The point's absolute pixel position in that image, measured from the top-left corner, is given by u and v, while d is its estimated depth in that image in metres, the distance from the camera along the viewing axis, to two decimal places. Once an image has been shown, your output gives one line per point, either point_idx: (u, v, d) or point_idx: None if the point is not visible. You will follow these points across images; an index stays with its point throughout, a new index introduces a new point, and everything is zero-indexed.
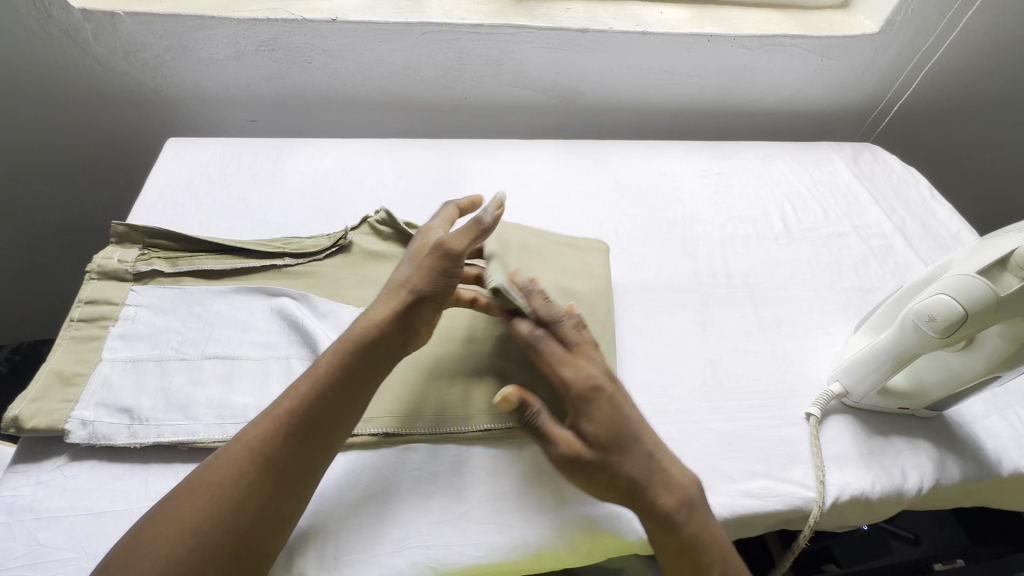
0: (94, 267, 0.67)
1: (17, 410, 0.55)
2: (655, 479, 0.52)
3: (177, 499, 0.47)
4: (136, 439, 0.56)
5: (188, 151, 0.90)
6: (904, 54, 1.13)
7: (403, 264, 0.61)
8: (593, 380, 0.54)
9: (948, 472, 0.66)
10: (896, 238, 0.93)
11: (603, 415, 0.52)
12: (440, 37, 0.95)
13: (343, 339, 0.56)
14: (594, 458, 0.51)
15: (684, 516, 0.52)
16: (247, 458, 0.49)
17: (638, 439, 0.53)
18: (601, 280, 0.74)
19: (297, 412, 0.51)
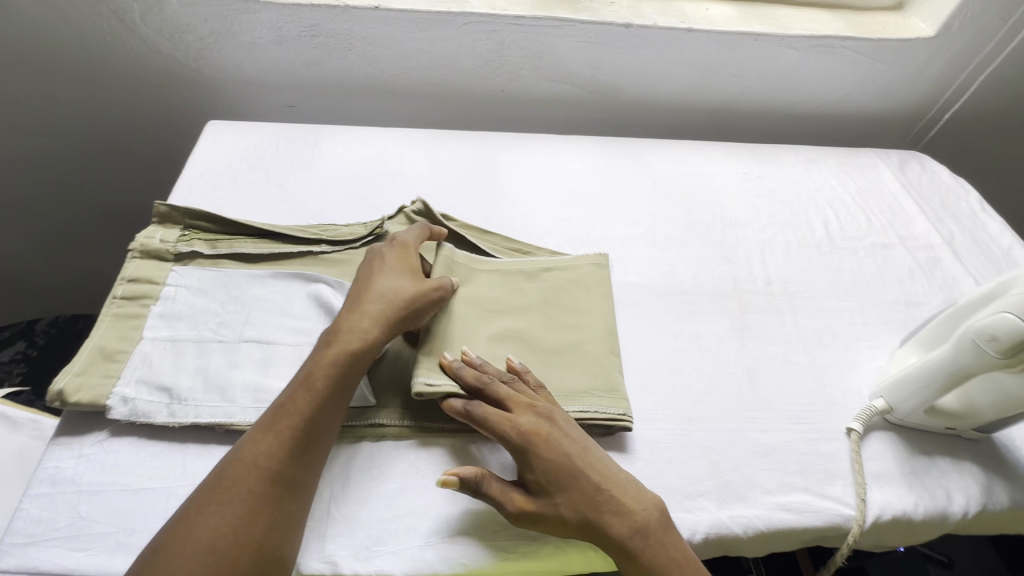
0: (136, 246, 0.67)
1: (61, 384, 0.56)
2: (606, 512, 0.51)
3: (189, 516, 0.46)
4: (175, 418, 0.57)
5: (228, 134, 0.91)
6: (958, 61, 1.09)
7: (389, 273, 0.60)
8: (527, 430, 0.53)
9: (995, 497, 0.63)
10: (945, 251, 0.90)
11: (541, 459, 0.52)
12: (481, 27, 0.94)
13: (335, 350, 0.54)
14: (540, 506, 0.51)
15: (640, 543, 0.50)
16: (256, 474, 0.48)
17: (580, 475, 0.52)
18: (597, 302, 0.71)
19: (296, 425, 0.51)
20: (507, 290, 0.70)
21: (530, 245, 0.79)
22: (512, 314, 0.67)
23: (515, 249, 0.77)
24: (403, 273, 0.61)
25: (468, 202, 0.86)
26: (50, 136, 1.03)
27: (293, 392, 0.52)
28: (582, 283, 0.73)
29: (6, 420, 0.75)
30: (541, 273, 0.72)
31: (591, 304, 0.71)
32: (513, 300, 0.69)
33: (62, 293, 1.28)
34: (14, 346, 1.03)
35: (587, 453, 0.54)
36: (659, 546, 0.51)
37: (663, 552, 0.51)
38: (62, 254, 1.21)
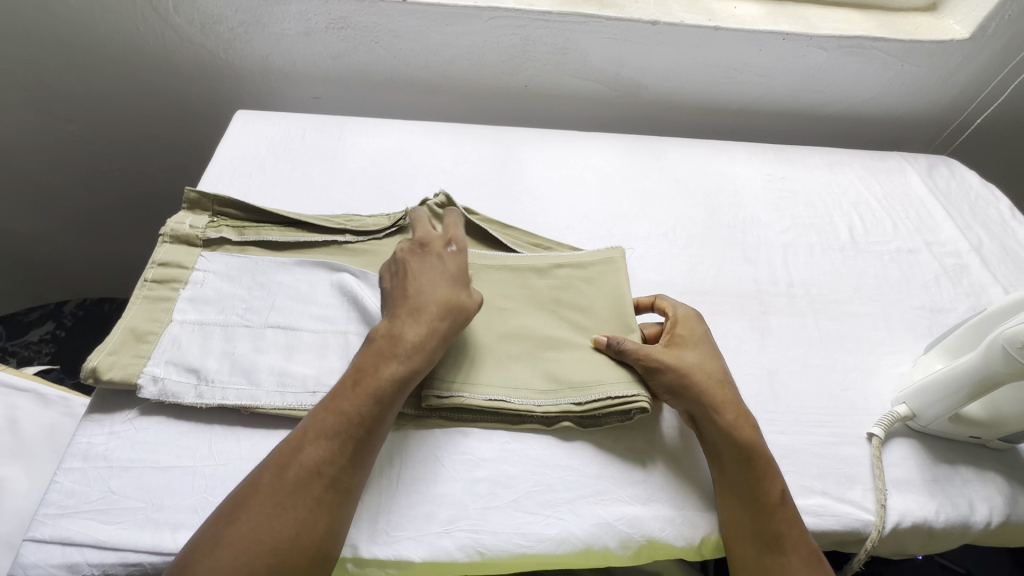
0: (167, 230, 0.69)
1: (95, 361, 0.58)
2: (725, 390, 0.59)
3: (254, 515, 0.47)
4: (202, 400, 0.58)
5: (256, 123, 0.92)
6: (992, 65, 1.07)
7: (447, 283, 0.59)
8: (688, 313, 0.66)
9: (1020, 508, 0.62)
10: (972, 257, 0.88)
11: (692, 328, 0.64)
12: (507, 22, 0.95)
13: (398, 359, 0.55)
14: (673, 351, 0.61)
15: (745, 429, 0.57)
16: (319, 482, 0.49)
17: (716, 358, 0.62)
18: (614, 290, 0.69)
19: (359, 435, 0.52)
20: (515, 286, 0.69)
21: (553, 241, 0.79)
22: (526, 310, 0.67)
23: (536, 245, 0.77)
24: (460, 285, 0.60)
25: (490, 195, 0.87)
26: (84, 123, 1.06)
27: (355, 400, 0.52)
28: (604, 276, 0.70)
29: (38, 396, 0.77)
30: (552, 266, 0.71)
31: (613, 296, 0.68)
32: (527, 297, 0.69)
33: (90, 276, 1.32)
34: (44, 327, 1.06)
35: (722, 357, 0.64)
36: (758, 441, 0.57)
37: (761, 447, 0.57)
38: (91, 238, 1.24)
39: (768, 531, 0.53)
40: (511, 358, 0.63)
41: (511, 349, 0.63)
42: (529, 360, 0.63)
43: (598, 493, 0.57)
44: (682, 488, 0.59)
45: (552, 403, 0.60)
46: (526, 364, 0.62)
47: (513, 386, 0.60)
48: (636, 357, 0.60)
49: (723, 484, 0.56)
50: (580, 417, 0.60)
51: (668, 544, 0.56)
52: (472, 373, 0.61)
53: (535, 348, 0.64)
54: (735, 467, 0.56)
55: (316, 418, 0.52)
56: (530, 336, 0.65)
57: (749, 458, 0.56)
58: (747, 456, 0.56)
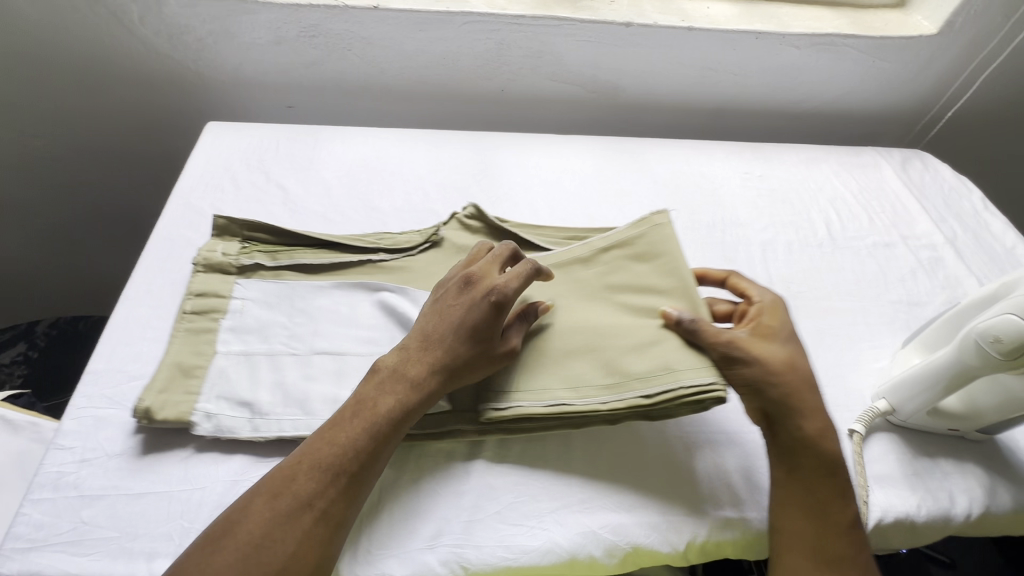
0: (200, 259, 0.68)
1: (147, 401, 0.56)
2: (812, 396, 0.57)
3: (240, 545, 0.45)
4: (259, 433, 0.56)
5: (228, 135, 0.91)
6: (962, 59, 1.09)
7: (459, 328, 0.55)
8: (774, 301, 0.63)
9: (999, 498, 0.63)
10: (947, 250, 0.90)
11: (779, 319, 0.61)
12: (480, 27, 0.94)
13: (395, 396, 0.53)
14: (758, 343, 0.58)
15: (827, 442, 0.56)
16: (310, 514, 0.47)
17: (803, 357, 0.59)
18: (669, 267, 0.65)
19: (351, 470, 0.50)
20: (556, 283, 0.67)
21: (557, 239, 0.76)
22: (578, 304, 0.65)
23: (568, 238, 0.75)
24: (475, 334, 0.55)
25: (469, 202, 0.86)
26: (53, 139, 1.04)
27: (350, 434, 0.51)
28: (655, 250, 0.67)
29: (5, 423, 0.74)
30: (597, 254, 0.68)
31: (669, 272, 0.65)
32: (576, 292, 0.66)
33: (63, 295, 1.28)
34: (15, 348, 1.03)
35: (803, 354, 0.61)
36: (838, 457, 0.56)
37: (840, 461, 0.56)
38: (64, 255, 1.21)
39: (831, 549, 0.53)
40: (568, 356, 0.60)
41: (570, 345, 0.60)
42: (588, 356, 0.59)
43: (584, 502, 0.57)
44: (667, 494, 0.58)
45: (617, 398, 0.56)
46: (586, 360, 0.59)
47: (575, 385, 0.57)
48: (717, 344, 0.57)
49: (794, 492, 0.55)
50: (647, 411, 0.57)
51: (654, 551, 0.56)
52: (526, 379, 0.58)
53: (594, 340, 0.60)
54: (814, 479, 0.55)
55: (311, 446, 0.50)
56: (586, 330, 0.61)
57: (827, 472, 0.55)
58: (828, 471, 0.55)
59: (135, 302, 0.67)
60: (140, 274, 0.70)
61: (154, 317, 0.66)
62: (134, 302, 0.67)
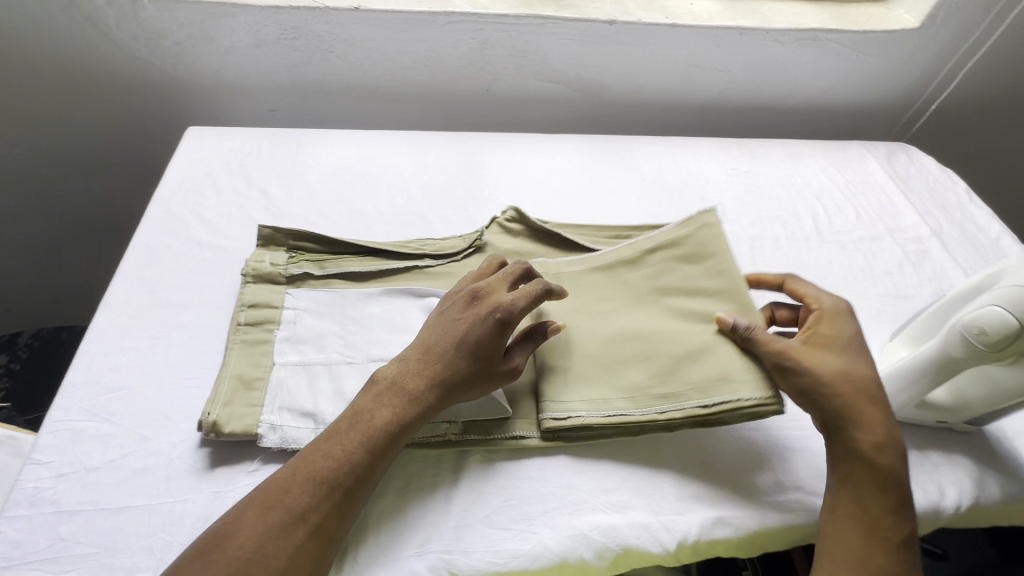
0: (249, 270, 0.68)
1: (214, 415, 0.56)
2: (873, 406, 0.55)
3: (229, 559, 0.44)
4: None
5: (208, 140, 0.89)
6: (944, 52, 1.09)
7: (461, 344, 0.55)
8: (838, 308, 0.61)
9: (989, 490, 0.63)
10: (933, 243, 0.90)
11: (840, 327, 0.60)
12: (463, 26, 0.94)
13: (393, 408, 0.53)
14: (814, 351, 0.57)
15: (883, 455, 0.54)
16: (303, 529, 0.46)
17: (869, 367, 0.57)
18: (719, 269, 0.66)
19: (346, 484, 0.49)
20: (600, 287, 0.68)
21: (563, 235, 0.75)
22: (627, 308, 0.66)
23: (612, 239, 0.76)
24: (476, 351, 0.55)
25: (456, 204, 0.85)
26: (32, 147, 1.02)
27: (347, 447, 0.50)
28: (706, 249, 0.68)
29: None
30: (644, 256, 0.69)
31: (719, 273, 0.66)
32: (622, 296, 0.67)
33: (46, 306, 1.26)
34: None
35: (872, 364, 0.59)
36: (898, 470, 0.54)
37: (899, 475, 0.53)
38: (45, 265, 1.19)
39: (878, 565, 0.50)
40: (624, 363, 0.61)
41: (623, 353, 0.62)
42: (642, 363, 0.61)
43: (574, 505, 0.56)
44: (656, 494, 0.58)
45: (674, 408, 0.58)
46: (641, 367, 0.60)
47: (632, 394, 0.59)
48: (769, 352, 0.57)
49: (844, 503, 0.54)
50: (703, 419, 0.58)
51: (645, 552, 0.55)
52: (583, 388, 0.59)
53: (649, 347, 0.62)
54: (869, 491, 0.53)
55: (306, 458, 0.50)
56: (638, 336, 0.63)
57: (882, 485, 0.53)
58: (884, 485, 0.53)
59: (115, 310, 0.66)
60: (119, 282, 0.69)
61: (135, 326, 0.65)
62: (113, 310, 0.66)
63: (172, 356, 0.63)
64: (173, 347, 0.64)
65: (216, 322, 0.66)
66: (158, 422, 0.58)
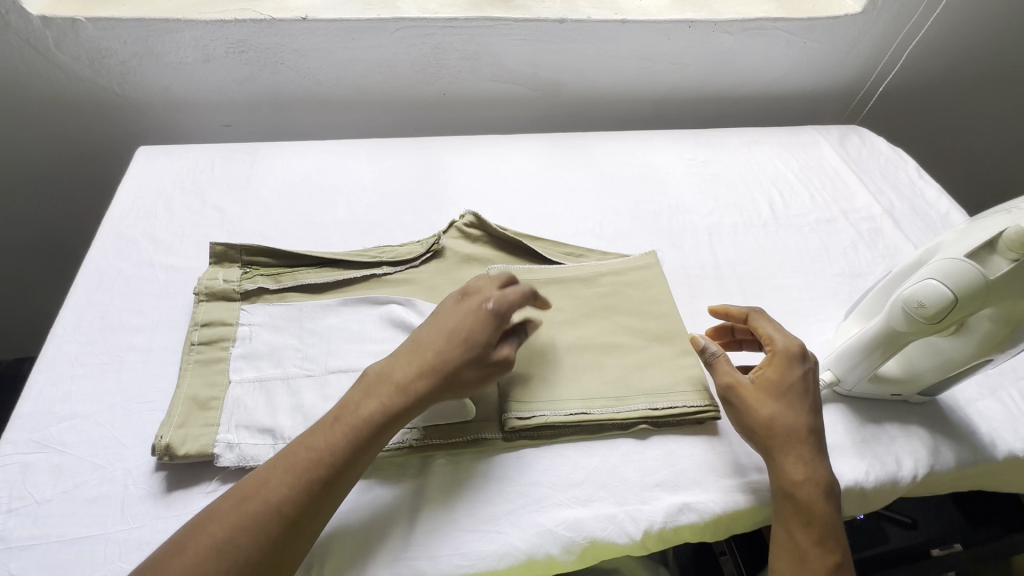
0: (202, 288, 0.67)
1: (167, 437, 0.55)
2: (800, 446, 0.57)
3: (203, 548, 0.44)
4: None
5: (160, 159, 0.88)
6: (887, 35, 1.13)
7: (447, 337, 0.55)
8: (790, 346, 0.61)
9: (943, 457, 0.65)
10: (885, 221, 0.92)
11: (788, 370, 0.60)
12: (414, 32, 0.93)
13: (380, 401, 0.52)
14: (753, 393, 0.59)
15: (809, 492, 0.55)
16: (279, 522, 0.46)
17: (803, 411, 0.58)
18: (662, 292, 0.73)
19: (324, 477, 0.49)
20: (556, 296, 0.71)
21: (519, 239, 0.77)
22: (582, 319, 0.69)
23: (570, 253, 0.78)
24: (462, 344, 0.55)
25: (415, 210, 0.85)
26: None
27: (329, 438, 0.50)
28: (651, 277, 0.75)
29: None
30: (596, 274, 0.74)
31: (664, 295, 0.73)
32: (577, 307, 0.70)
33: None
34: None
35: (818, 408, 0.60)
36: (822, 505, 0.55)
37: (823, 512, 0.55)
38: None
39: None
40: (580, 369, 0.64)
41: (578, 360, 0.65)
42: (596, 370, 0.65)
43: (539, 502, 0.57)
44: (621, 486, 0.59)
45: (628, 409, 0.62)
46: (595, 374, 0.64)
47: (589, 396, 0.62)
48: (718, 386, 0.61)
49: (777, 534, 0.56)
50: (658, 420, 0.62)
51: (612, 544, 0.56)
52: (544, 391, 0.62)
53: (601, 357, 0.66)
54: (793, 525, 0.55)
55: (290, 450, 0.50)
56: (592, 346, 0.67)
57: (806, 521, 0.55)
58: (805, 520, 0.55)
59: (64, 338, 0.65)
60: (68, 309, 0.68)
61: (85, 353, 0.63)
62: (63, 338, 0.65)
63: (124, 381, 0.62)
64: (126, 372, 0.62)
65: (170, 343, 0.65)
66: (112, 449, 0.57)
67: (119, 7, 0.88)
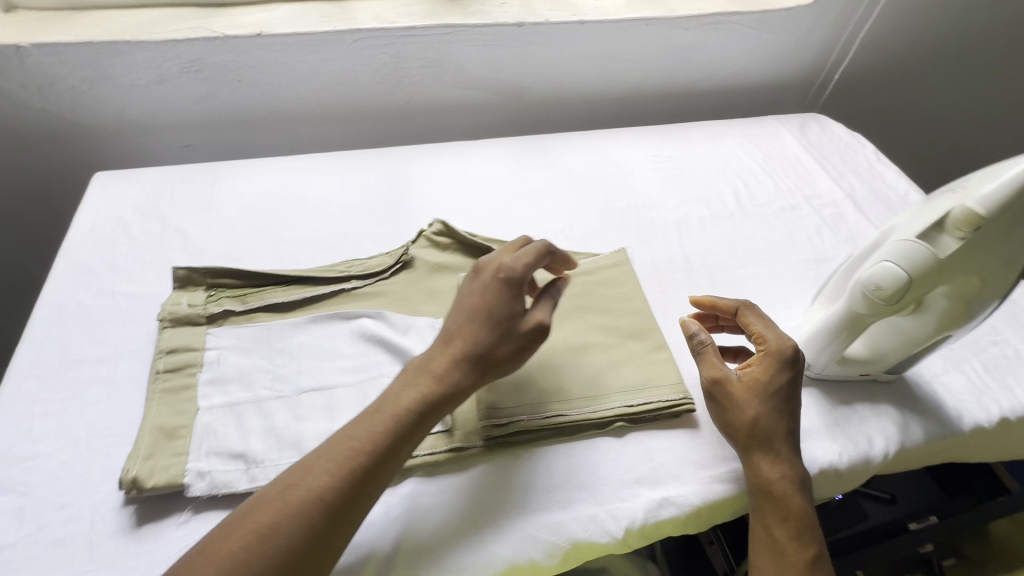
0: (166, 314, 0.66)
1: (134, 471, 0.53)
2: (777, 446, 0.57)
3: (244, 538, 0.44)
4: (256, 483, 0.55)
5: (117, 185, 0.86)
6: (840, 24, 1.15)
7: (480, 316, 0.55)
8: (784, 348, 0.60)
9: (912, 433, 0.66)
10: (847, 205, 0.95)
11: (777, 372, 0.59)
12: (373, 42, 0.93)
13: (419, 387, 0.52)
14: (739, 393, 0.59)
15: (784, 490, 0.56)
16: (322, 510, 0.45)
17: (784, 412, 0.58)
18: (633, 289, 0.73)
19: (366, 463, 0.48)
20: None
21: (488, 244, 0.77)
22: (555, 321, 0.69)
23: None
24: (494, 321, 0.54)
25: (383, 221, 0.84)
26: None
27: (371, 426, 0.50)
28: (621, 275, 0.75)
29: None
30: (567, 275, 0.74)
31: (635, 293, 0.73)
32: None
33: None
34: None
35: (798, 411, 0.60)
36: (798, 502, 0.56)
37: (799, 507, 0.56)
38: None
39: None
40: (555, 371, 0.64)
41: (553, 362, 0.65)
42: (571, 371, 0.65)
43: (517, 509, 0.57)
44: (601, 485, 0.59)
45: (604, 408, 0.62)
46: (570, 375, 0.64)
47: (564, 398, 0.62)
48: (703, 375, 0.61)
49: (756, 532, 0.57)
50: (634, 416, 0.63)
51: (594, 544, 0.56)
52: (519, 396, 0.62)
53: (575, 358, 0.66)
54: (772, 522, 0.56)
55: (333, 440, 0.50)
56: (566, 347, 0.67)
57: (783, 517, 0.56)
58: (783, 517, 0.56)
59: (23, 375, 0.63)
60: (27, 344, 0.66)
61: (45, 389, 0.62)
62: (21, 375, 0.63)
63: (88, 416, 0.60)
64: (89, 406, 0.61)
65: (134, 373, 0.64)
66: (78, 486, 0.55)
67: (66, 31, 0.86)
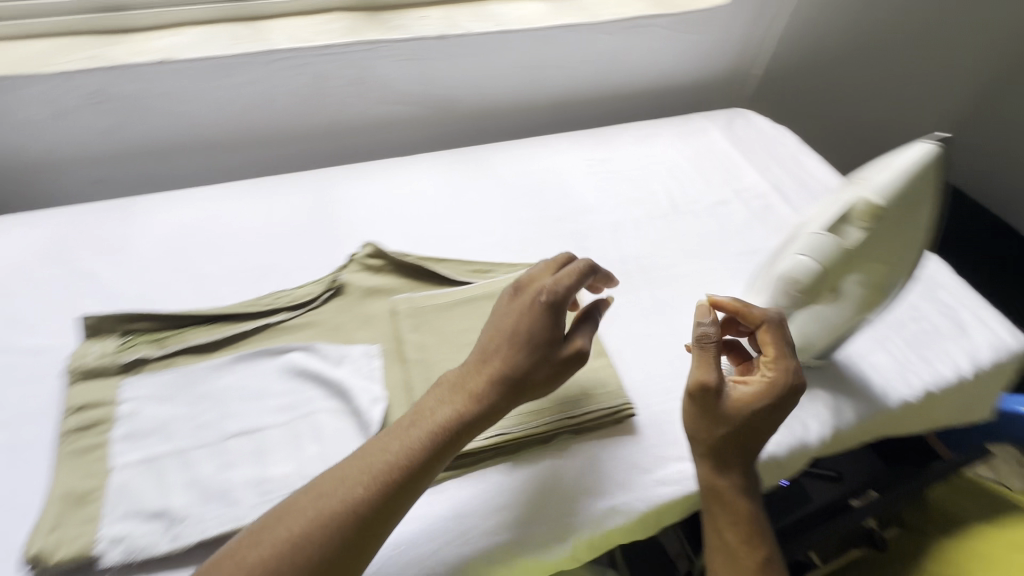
0: (74, 368, 0.61)
1: (38, 545, 0.50)
2: (732, 458, 0.57)
3: (273, 545, 0.44)
4: (178, 543, 0.51)
5: (16, 230, 0.80)
6: (756, 21, 1.19)
7: (517, 334, 0.55)
8: (785, 386, 0.57)
9: (844, 415, 0.68)
10: (773, 197, 0.98)
11: (767, 406, 0.56)
12: (290, 63, 0.90)
13: (454, 405, 0.53)
14: (718, 410, 0.56)
15: (733, 496, 0.57)
16: (351, 522, 0.46)
17: (750, 434, 0.57)
18: None
19: (399, 478, 0.49)
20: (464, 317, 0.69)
21: (421, 263, 0.75)
22: None
23: (476, 269, 0.77)
24: (531, 343, 0.54)
25: (312, 247, 0.81)
26: None
27: (405, 440, 0.50)
28: None
29: None
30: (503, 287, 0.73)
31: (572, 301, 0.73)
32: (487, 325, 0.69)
33: None
34: None
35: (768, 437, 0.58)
36: (747, 506, 0.57)
37: (747, 511, 0.57)
38: None
39: None
40: None
41: None
42: None
43: (461, 536, 0.55)
44: (546, 501, 0.58)
45: (546, 421, 0.61)
46: None
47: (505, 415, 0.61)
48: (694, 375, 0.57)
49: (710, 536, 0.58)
50: (578, 427, 0.62)
51: (540, 561, 0.56)
52: None
53: None
54: (723, 526, 0.57)
55: (371, 449, 0.50)
56: None
57: (733, 521, 0.57)
58: (735, 522, 0.57)
59: None
60: None
61: None
62: None
63: None
64: None
65: (39, 435, 0.59)
66: None
67: None
